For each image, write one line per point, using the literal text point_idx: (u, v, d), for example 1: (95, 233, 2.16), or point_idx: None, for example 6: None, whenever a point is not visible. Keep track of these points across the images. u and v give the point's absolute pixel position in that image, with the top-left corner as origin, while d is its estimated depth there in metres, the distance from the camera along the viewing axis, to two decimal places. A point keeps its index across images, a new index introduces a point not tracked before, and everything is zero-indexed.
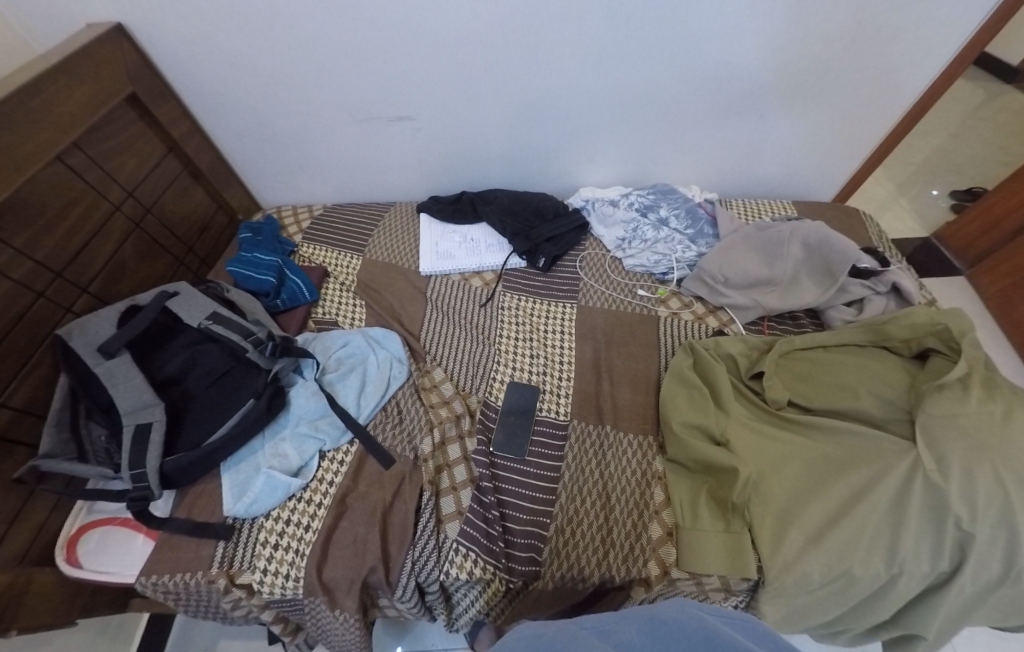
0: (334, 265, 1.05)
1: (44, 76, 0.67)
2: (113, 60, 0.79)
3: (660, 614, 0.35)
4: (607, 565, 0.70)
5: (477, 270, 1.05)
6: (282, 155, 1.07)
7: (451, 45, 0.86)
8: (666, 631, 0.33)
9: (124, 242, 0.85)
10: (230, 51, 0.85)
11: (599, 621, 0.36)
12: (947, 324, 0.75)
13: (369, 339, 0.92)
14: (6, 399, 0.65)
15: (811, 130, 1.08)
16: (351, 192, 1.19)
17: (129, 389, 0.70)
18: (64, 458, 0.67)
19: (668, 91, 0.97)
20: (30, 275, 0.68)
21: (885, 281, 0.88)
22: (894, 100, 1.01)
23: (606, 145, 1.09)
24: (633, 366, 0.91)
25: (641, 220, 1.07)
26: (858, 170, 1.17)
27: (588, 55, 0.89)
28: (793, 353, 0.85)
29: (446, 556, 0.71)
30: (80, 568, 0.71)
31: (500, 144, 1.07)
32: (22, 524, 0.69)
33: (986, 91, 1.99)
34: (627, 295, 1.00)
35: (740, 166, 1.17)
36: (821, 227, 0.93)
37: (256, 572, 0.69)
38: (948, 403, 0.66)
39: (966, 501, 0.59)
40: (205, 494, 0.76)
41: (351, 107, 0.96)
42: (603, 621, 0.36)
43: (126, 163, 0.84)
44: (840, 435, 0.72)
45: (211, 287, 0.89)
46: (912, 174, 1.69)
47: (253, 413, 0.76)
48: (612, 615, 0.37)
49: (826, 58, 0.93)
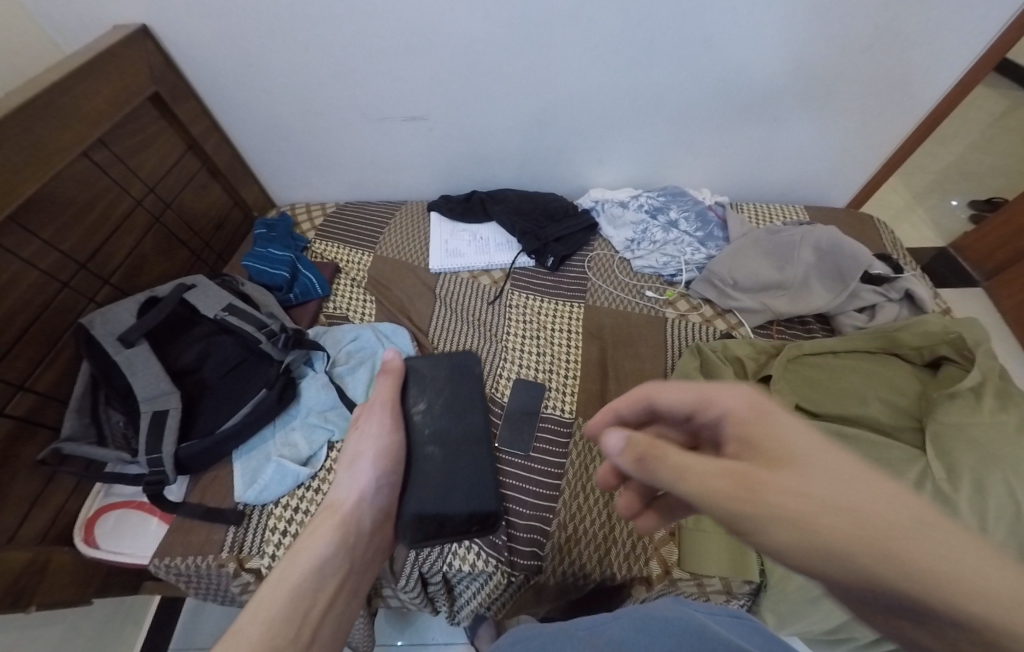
0: (346, 261, 1.07)
1: (73, 75, 0.70)
2: (137, 61, 0.81)
3: (652, 613, 0.37)
4: (609, 563, 0.71)
5: (485, 269, 1.06)
6: (298, 154, 1.09)
7: (462, 49, 0.87)
8: (656, 627, 0.35)
9: (144, 235, 0.87)
10: (250, 53, 0.88)
11: (589, 620, 0.39)
12: (962, 333, 0.75)
13: (378, 333, 0.94)
14: (30, 384, 0.68)
15: (827, 135, 1.06)
16: (363, 191, 1.21)
17: (147, 377, 0.73)
18: (84, 442, 0.70)
19: (680, 94, 0.97)
20: (55, 266, 0.70)
21: (897, 287, 0.87)
22: (912, 105, 0.99)
23: (617, 146, 1.09)
24: (640, 366, 0.91)
25: (650, 222, 1.07)
26: (873, 176, 1.16)
27: (600, 57, 0.89)
28: (802, 357, 0.84)
29: (448, 549, 0.74)
30: (97, 549, 0.74)
31: (511, 144, 1.07)
32: (43, 505, 0.71)
33: (1008, 99, 1.94)
34: (634, 295, 1.00)
35: (752, 170, 1.16)
36: (834, 231, 0.92)
37: (264, 557, 0.72)
38: (960, 413, 0.67)
39: (976, 513, 0.59)
40: (216, 481, 0.78)
41: (366, 107, 0.98)
42: (596, 620, 0.39)
43: (148, 160, 0.87)
44: (848, 441, 0.71)
45: (226, 281, 0.91)
46: (929, 184, 1.66)
47: (265, 403, 0.79)
48: (605, 616, 0.39)
49: (842, 61, 0.92)
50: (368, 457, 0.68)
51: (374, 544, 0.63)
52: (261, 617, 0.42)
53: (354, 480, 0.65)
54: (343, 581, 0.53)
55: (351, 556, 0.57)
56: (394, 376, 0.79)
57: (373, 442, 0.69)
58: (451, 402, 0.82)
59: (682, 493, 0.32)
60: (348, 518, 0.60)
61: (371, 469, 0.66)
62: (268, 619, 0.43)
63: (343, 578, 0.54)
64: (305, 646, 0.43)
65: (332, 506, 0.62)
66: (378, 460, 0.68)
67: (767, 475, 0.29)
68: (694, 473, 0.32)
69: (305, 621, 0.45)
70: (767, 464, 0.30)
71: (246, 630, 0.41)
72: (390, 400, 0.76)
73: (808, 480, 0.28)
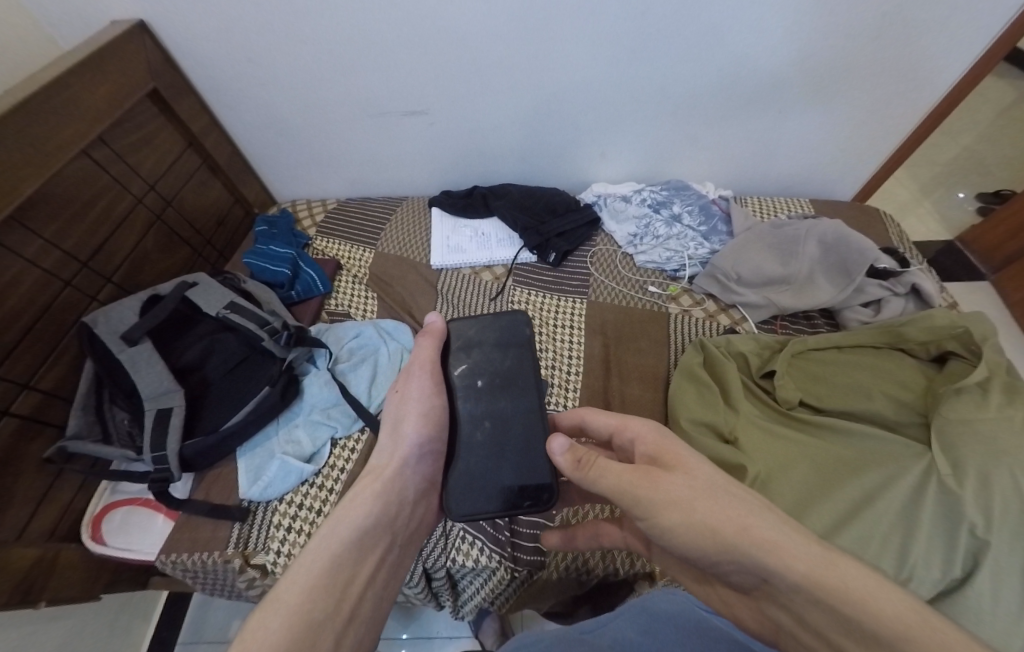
0: (347, 258, 1.07)
1: (71, 72, 0.69)
2: (136, 57, 0.80)
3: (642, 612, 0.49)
4: (612, 558, 0.72)
5: (487, 265, 1.05)
6: (298, 150, 1.09)
7: (463, 42, 0.86)
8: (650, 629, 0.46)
9: (146, 233, 0.87)
10: (248, 48, 0.87)
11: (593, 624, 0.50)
12: (968, 328, 0.75)
13: (380, 330, 0.94)
14: (35, 383, 0.68)
15: (833, 126, 1.05)
16: (364, 187, 1.20)
17: (151, 375, 0.73)
18: (89, 440, 0.71)
19: (684, 86, 0.96)
20: (57, 264, 0.70)
21: (904, 282, 0.87)
22: (920, 96, 0.98)
23: (619, 140, 1.07)
24: (643, 362, 0.91)
25: (653, 216, 1.06)
26: (879, 169, 1.15)
27: (602, 49, 0.88)
28: (805, 352, 0.83)
29: (452, 544, 0.75)
30: (104, 545, 0.75)
31: (512, 138, 1.06)
32: (50, 503, 0.72)
33: (1018, 89, 1.91)
34: (637, 291, 0.99)
35: (755, 163, 1.15)
36: (839, 225, 0.91)
37: (269, 553, 0.73)
38: (966, 408, 0.66)
39: (981, 507, 0.59)
40: (221, 478, 0.79)
41: (366, 102, 0.97)
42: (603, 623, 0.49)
43: (148, 157, 0.86)
44: (849, 437, 0.72)
45: (227, 278, 0.91)
46: (935, 176, 1.64)
47: (269, 401, 0.79)
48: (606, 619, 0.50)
49: (849, 52, 0.90)
50: (412, 419, 0.52)
51: (418, 515, 0.51)
52: (295, 591, 0.36)
53: (398, 442, 0.51)
54: (381, 554, 0.44)
55: (394, 528, 0.47)
56: (436, 337, 0.57)
57: (416, 405, 0.52)
58: (513, 352, 0.58)
59: (606, 488, 0.45)
60: (391, 484, 0.48)
61: (414, 435, 0.51)
62: (301, 592, 0.36)
63: (383, 551, 0.45)
64: (343, 623, 0.37)
65: (370, 472, 0.49)
66: (423, 426, 0.51)
67: (667, 476, 0.42)
68: (613, 471, 0.45)
69: (345, 593, 0.39)
70: (667, 469, 0.44)
71: (284, 601, 0.36)
72: (435, 361, 0.55)
73: (692, 482, 0.41)
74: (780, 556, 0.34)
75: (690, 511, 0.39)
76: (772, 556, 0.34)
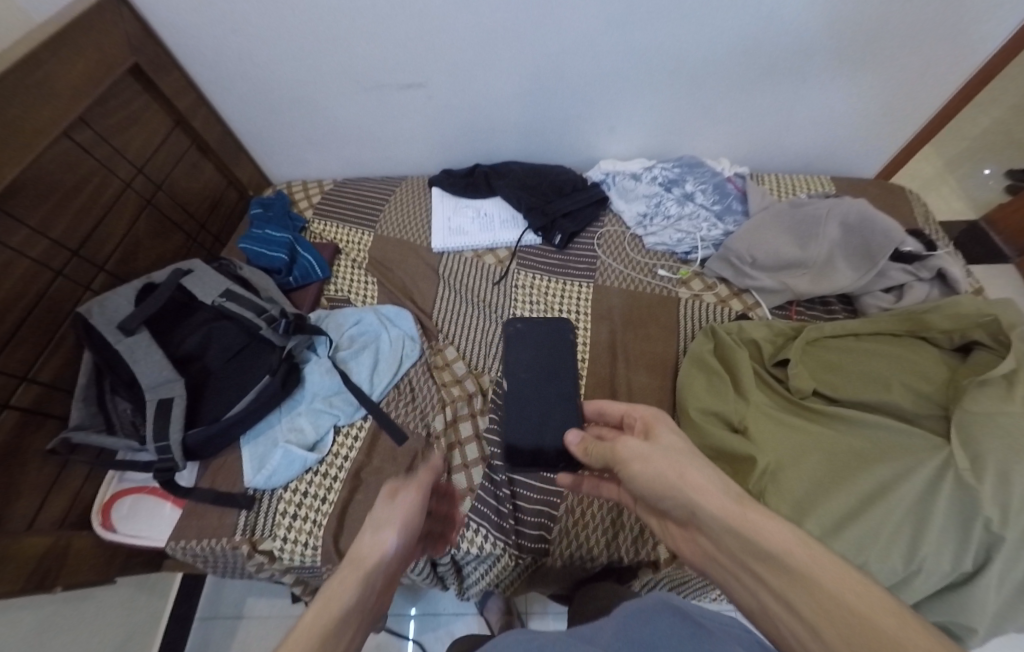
0: (346, 241, 1.03)
1: (44, 48, 0.65)
2: (113, 29, 0.75)
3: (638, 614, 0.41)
4: (617, 547, 0.75)
5: (490, 247, 1.02)
6: (292, 127, 1.04)
7: (464, 7, 0.80)
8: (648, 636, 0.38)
9: (137, 218, 0.84)
10: (233, 17, 0.81)
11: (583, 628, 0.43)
12: (995, 316, 0.71)
13: (381, 317, 0.92)
14: (33, 375, 0.67)
15: (860, 97, 0.98)
16: (362, 166, 1.16)
17: (150, 366, 0.72)
18: (93, 430, 0.71)
19: (702, 53, 0.89)
20: (47, 254, 0.68)
21: (929, 267, 0.83)
22: (959, 62, 0.90)
23: (629, 111, 1.01)
24: (651, 349, 0.88)
25: (664, 195, 1.01)
26: (907, 144, 1.08)
27: (613, 14, 0.81)
28: (819, 340, 0.81)
29: (457, 531, 0.76)
30: (114, 532, 0.77)
31: (516, 112, 1.01)
32: (59, 491, 0.73)
33: None
34: (646, 275, 0.96)
35: (774, 137, 1.08)
36: (864, 204, 0.86)
37: (276, 540, 0.74)
38: (990, 401, 0.63)
39: (998, 501, 0.57)
40: (225, 466, 0.79)
41: (361, 74, 0.91)
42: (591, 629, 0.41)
43: (133, 137, 0.82)
44: (863, 428, 0.70)
45: (223, 264, 0.89)
46: (963, 150, 1.56)
47: (269, 390, 0.78)
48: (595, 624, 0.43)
49: (886, 12, 0.82)
50: (397, 521, 0.45)
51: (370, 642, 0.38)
52: None
53: (380, 538, 0.42)
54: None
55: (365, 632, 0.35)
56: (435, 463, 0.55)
57: (410, 505, 0.47)
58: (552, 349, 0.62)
59: None
60: (372, 576, 0.38)
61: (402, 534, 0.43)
62: None
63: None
64: None
65: (352, 560, 0.39)
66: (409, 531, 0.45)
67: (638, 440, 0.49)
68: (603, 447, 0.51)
69: None
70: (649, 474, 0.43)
71: None
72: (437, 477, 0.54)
73: (657, 446, 0.47)
74: (715, 517, 0.37)
75: (647, 457, 0.46)
76: (701, 496, 0.39)
